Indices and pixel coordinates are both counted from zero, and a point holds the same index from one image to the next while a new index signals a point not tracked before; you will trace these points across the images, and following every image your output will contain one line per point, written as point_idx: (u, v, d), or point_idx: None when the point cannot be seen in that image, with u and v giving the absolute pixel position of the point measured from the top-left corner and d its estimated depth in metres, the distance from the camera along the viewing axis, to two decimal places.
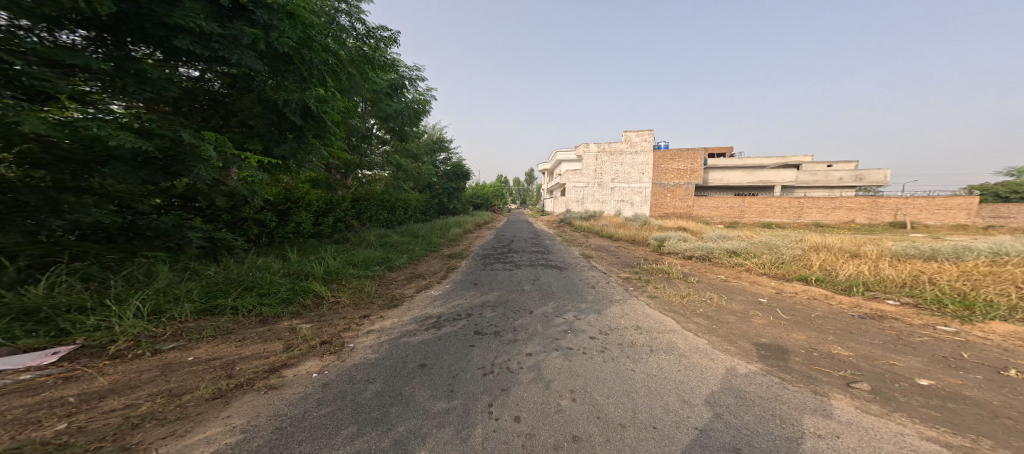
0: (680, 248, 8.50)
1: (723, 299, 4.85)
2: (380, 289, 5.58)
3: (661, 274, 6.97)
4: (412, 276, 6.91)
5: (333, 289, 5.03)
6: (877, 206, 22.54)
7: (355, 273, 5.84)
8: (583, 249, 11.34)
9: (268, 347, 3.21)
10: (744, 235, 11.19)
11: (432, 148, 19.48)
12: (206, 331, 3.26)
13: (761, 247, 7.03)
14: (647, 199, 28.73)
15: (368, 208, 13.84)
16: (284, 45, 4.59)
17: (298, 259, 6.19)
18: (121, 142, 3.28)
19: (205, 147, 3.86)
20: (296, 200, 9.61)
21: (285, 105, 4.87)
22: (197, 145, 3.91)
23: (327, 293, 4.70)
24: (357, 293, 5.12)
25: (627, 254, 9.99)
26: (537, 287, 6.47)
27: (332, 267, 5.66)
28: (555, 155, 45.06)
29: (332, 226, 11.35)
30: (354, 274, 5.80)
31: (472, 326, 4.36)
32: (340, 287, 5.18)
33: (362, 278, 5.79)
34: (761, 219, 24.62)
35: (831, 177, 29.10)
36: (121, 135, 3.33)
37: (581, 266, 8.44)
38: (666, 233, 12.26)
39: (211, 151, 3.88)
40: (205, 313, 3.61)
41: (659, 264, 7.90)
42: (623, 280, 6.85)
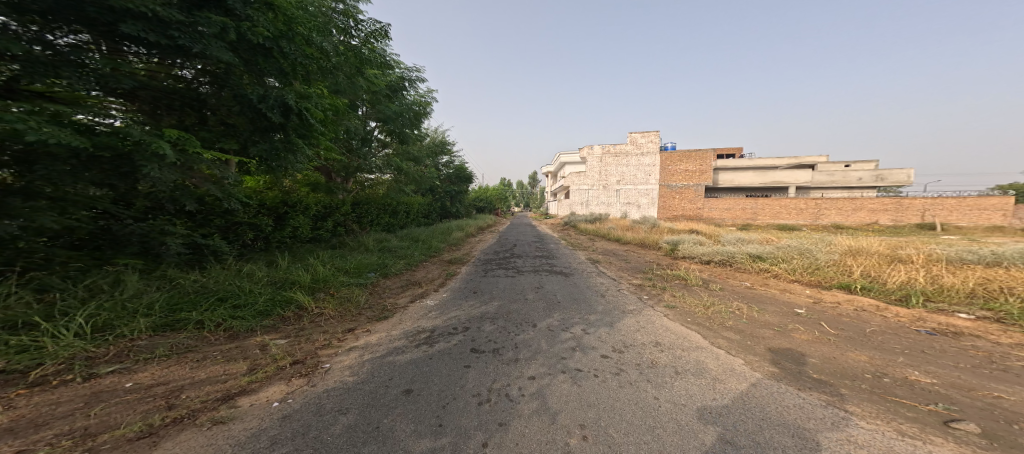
0: (696, 253, 7.89)
1: (753, 310, 4.27)
2: (370, 299, 5.14)
3: (677, 281, 6.39)
4: (408, 284, 6.46)
5: (318, 299, 4.61)
6: (903, 207, 21.46)
7: (344, 281, 5.42)
8: (590, 253, 10.77)
9: (228, 370, 2.75)
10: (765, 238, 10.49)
11: (435, 151, 19.16)
12: (158, 350, 2.84)
13: (788, 251, 6.39)
14: (657, 202, 27.95)
15: (368, 212, 13.50)
16: (258, 36, 4.28)
17: (287, 265, 5.81)
18: (38, 137, 2.84)
19: (158, 144, 3.50)
20: (293, 205, 9.30)
21: (262, 101, 4.53)
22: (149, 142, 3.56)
23: (310, 304, 4.28)
24: (343, 303, 4.68)
25: (637, 258, 9.39)
26: (542, 296, 5.97)
27: (320, 274, 5.25)
28: (559, 158, 44.51)
29: (330, 231, 10.98)
30: (344, 282, 5.38)
31: (469, 343, 3.88)
32: (328, 297, 4.76)
33: (353, 286, 5.37)
34: (776, 221, 23.72)
35: (851, 177, 27.96)
36: (44, 129, 2.93)
37: (589, 271, 7.91)
38: (680, 237, 11.57)
39: (165, 148, 3.51)
40: (162, 330, 3.18)
41: (674, 269, 7.30)
42: (635, 288, 6.28)
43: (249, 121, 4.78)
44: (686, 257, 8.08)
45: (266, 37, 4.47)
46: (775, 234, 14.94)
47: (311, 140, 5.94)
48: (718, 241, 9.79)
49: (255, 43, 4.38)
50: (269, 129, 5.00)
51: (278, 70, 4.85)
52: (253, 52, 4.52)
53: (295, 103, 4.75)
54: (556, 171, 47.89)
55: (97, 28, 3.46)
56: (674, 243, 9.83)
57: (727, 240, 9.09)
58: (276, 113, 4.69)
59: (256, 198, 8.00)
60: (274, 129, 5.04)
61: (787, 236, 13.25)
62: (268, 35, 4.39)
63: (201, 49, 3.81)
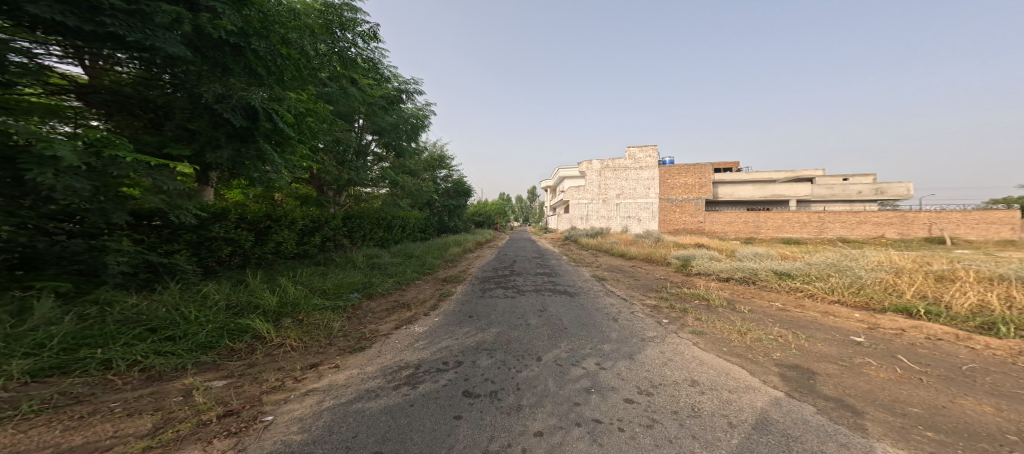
0: (713, 269, 7.23)
1: (803, 338, 3.56)
2: (347, 325, 4.43)
3: (697, 302, 5.68)
4: (395, 305, 5.77)
5: (281, 327, 3.91)
6: (908, 220, 21.04)
7: (319, 304, 4.73)
8: (595, 270, 10.08)
9: (118, 434, 2.05)
10: (781, 253, 9.86)
11: (433, 164, 18.67)
12: (27, 404, 2.14)
13: (820, 267, 5.74)
14: (658, 215, 27.45)
15: (360, 226, 12.85)
16: (219, 30, 3.78)
17: (256, 284, 5.13)
18: None
19: (52, 146, 2.92)
20: (278, 218, 8.64)
21: (219, 101, 3.97)
22: (47, 143, 2.98)
23: (269, 334, 3.65)
24: (311, 331, 3.97)
25: (646, 275, 8.71)
26: (547, 321, 5.27)
27: (289, 297, 4.56)
28: (557, 173, 44.38)
29: (317, 247, 10.26)
30: (319, 305, 4.70)
31: (461, 384, 3.16)
32: (296, 324, 4.06)
33: (328, 310, 4.68)
34: (780, 235, 23.24)
35: (852, 191, 27.71)
36: None
37: (595, 290, 7.23)
38: (690, 252, 10.90)
39: (59, 150, 2.92)
40: (44, 375, 2.44)
41: (692, 288, 6.61)
42: (652, 310, 5.57)
43: (208, 124, 4.22)
44: (703, 273, 7.40)
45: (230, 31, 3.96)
46: (786, 249, 14.30)
47: (287, 147, 5.37)
48: (733, 256, 9.14)
49: (217, 38, 3.89)
50: (233, 133, 4.45)
51: (245, 69, 4.33)
52: (215, 49, 4.02)
53: (260, 104, 4.19)
54: (555, 186, 47.62)
55: (6, 12, 2.92)
56: (687, 259, 9.16)
57: (744, 255, 8.43)
58: (238, 116, 4.13)
59: (235, 211, 7.34)
60: (238, 132, 4.46)
61: (801, 250, 12.60)
62: (232, 29, 3.89)
63: (143, 40, 3.29)
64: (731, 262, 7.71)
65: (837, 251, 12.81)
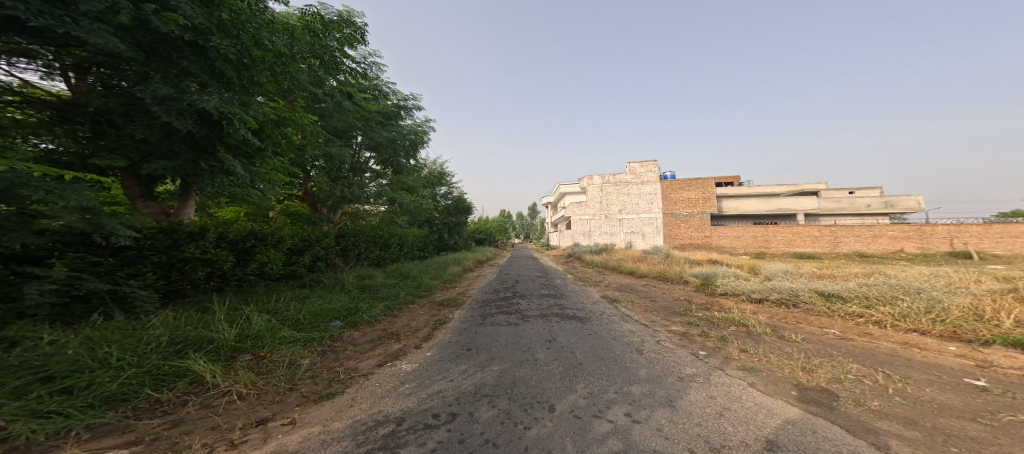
0: (743, 289, 6.43)
1: (900, 382, 2.78)
2: (316, 363, 3.62)
3: (735, 328, 4.86)
4: (383, 336, 4.97)
5: (230, 369, 3.11)
6: (926, 234, 20.25)
7: (290, 335, 3.98)
8: (604, 290, 9.25)
9: None
10: (810, 269, 9.03)
11: (432, 180, 18.14)
12: None
13: (877, 287, 4.93)
14: (663, 230, 26.70)
15: (355, 245, 12.13)
16: (169, 23, 3.25)
17: (225, 310, 4.41)
18: None
19: None
20: (263, 236, 7.95)
21: (157, 102, 3.35)
22: None
23: (212, 378, 2.87)
24: (268, 373, 3.18)
25: (664, 295, 7.90)
26: (557, 355, 4.44)
27: (249, 328, 3.77)
28: (558, 189, 43.96)
29: (307, 267, 9.50)
30: (286, 338, 3.92)
31: (456, 449, 2.35)
32: (249, 365, 3.26)
33: (298, 344, 3.92)
34: (791, 249, 22.44)
35: (862, 204, 27.02)
36: None
37: (610, 314, 6.43)
38: (708, 268, 10.07)
39: None
40: None
41: (723, 310, 5.77)
42: (682, 338, 4.74)
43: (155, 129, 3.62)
44: (732, 293, 6.56)
45: (185, 26, 3.43)
46: (807, 265, 13.44)
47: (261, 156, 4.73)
48: (759, 273, 8.30)
49: (167, 34, 3.36)
50: (187, 139, 3.85)
51: (204, 69, 3.78)
52: (167, 46, 3.49)
53: (214, 107, 3.56)
54: (556, 202, 47.23)
55: None
56: (709, 276, 8.31)
57: (774, 271, 7.60)
58: (188, 121, 3.54)
59: (213, 228, 6.64)
60: (193, 139, 3.86)
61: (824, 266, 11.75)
62: (187, 24, 3.37)
63: (59, 29, 2.74)
64: (762, 280, 6.87)
65: (865, 268, 11.92)
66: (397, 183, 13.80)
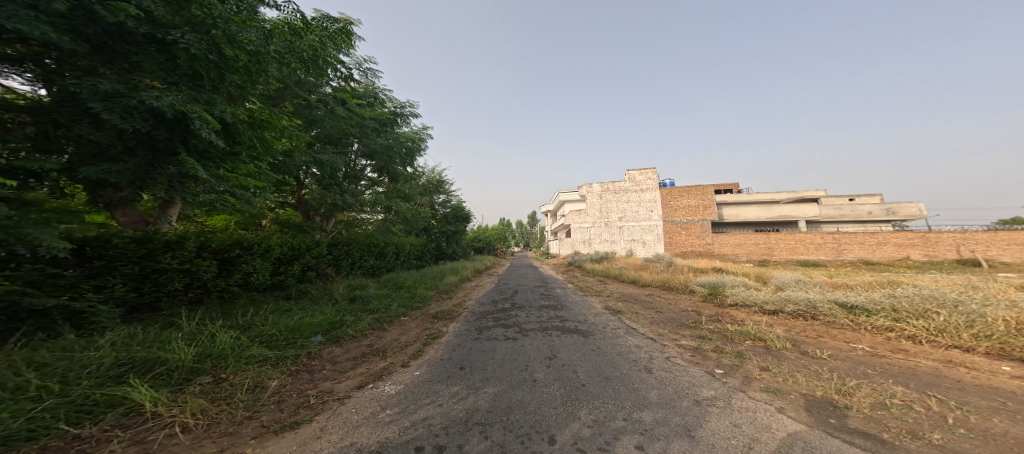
0: (754, 299, 6.06)
1: (958, 408, 2.45)
2: (285, 385, 3.21)
3: (751, 343, 4.48)
4: (367, 353, 4.57)
5: (177, 397, 2.69)
6: (931, 241, 19.96)
7: (260, 354, 3.59)
8: (606, 300, 8.84)
9: None
10: (820, 278, 8.66)
11: (430, 188, 17.81)
12: None
13: (903, 298, 4.57)
14: (664, 238, 26.35)
15: (349, 254, 11.73)
16: (120, 14, 3.06)
17: (195, 323, 4.01)
18: None
19: None
20: (249, 245, 7.56)
21: (94, 95, 3.09)
22: None
23: (152, 407, 2.47)
24: (224, 400, 2.76)
25: (669, 305, 7.50)
26: (558, 376, 4.03)
27: (209, 347, 3.37)
28: (558, 197, 43.59)
29: (296, 277, 9.10)
30: (253, 358, 3.50)
31: None
32: (202, 390, 2.85)
33: (267, 363, 3.52)
34: (794, 257, 22.10)
35: (863, 212, 26.78)
36: None
37: (614, 327, 6.03)
38: (714, 277, 9.69)
39: None
40: None
41: (736, 323, 5.38)
42: (694, 353, 4.37)
43: (106, 128, 3.35)
44: (743, 303, 6.16)
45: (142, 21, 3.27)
46: (816, 273, 13.02)
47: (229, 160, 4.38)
48: (769, 281, 7.93)
49: (121, 25, 3.18)
50: (142, 139, 3.54)
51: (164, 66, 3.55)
52: (114, 40, 3.28)
53: (167, 106, 3.27)
54: (556, 210, 46.89)
55: None
56: (717, 285, 7.92)
57: (786, 279, 7.23)
58: (137, 120, 3.27)
59: (194, 237, 6.27)
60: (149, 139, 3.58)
61: (833, 275, 11.37)
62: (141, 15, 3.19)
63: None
64: (775, 290, 6.48)
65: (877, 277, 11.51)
66: (394, 191, 13.41)
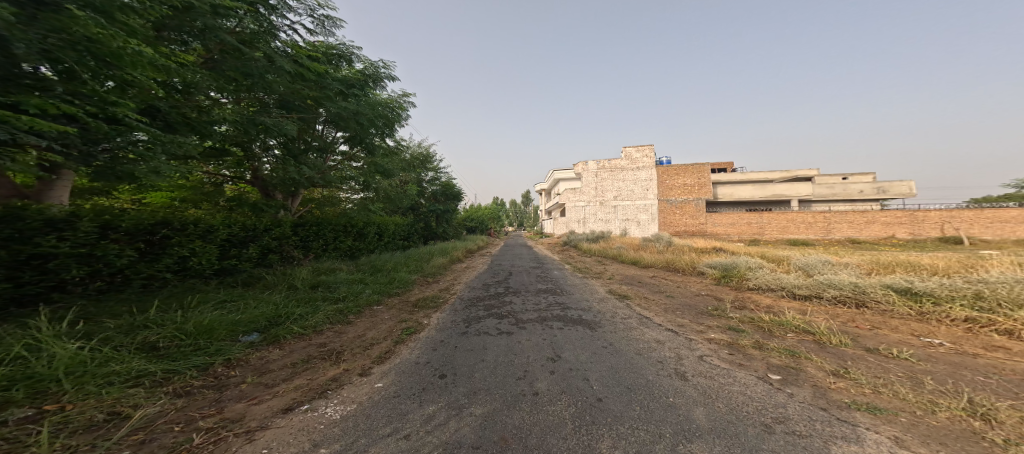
0: (788, 282, 5.26)
1: None
2: (161, 421, 2.15)
3: (796, 337, 3.69)
4: (317, 359, 3.55)
5: None
6: (918, 219, 20.11)
7: (134, 371, 2.51)
8: (611, 284, 7.98)
9: None
10: (850, 259, 7.90)
11: (417, 162, 16.25)
12: None
13: (986, 285, 3.77)
14: (656, 217, 25.86)
15: (331, 235, 10.48)
16: None
17: (61, 325, 2.92)
18: None
19: None
20: (183, 225, 6.27)
21: None
22: None
23: None
24: None
25: (686, 290, 6.70)
26: (564, 386, 3.15)
27: (31, 370, 2.23)
28: (552, 176, 42.17)
29: (257, 261, 7.86)
30: (111, 381, 2.38)
31: None
32: None
33: (146, 384, 2.46)
34: (784, 236, 22.35)
35: (853, 191, 26.73)
36: None
37: (624, 317, 5.17)
38: (730, 258, 8.90)
39: None
40: None
41: (771, 311, 4.57)
42: (732, 351, 3.57)
43: None
44: (774, 286, 5.35)
45: None
46: (827, 252, 12.40)
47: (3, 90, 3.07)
48: (794, 261, 7.13)
49: None
50: None
51: None
52: None
53: None
54: (549, 188, 45.73)
55: None
56: (737, 267, 7.08)
57: (817, 259, 6.42)
58: None
59: (93, 216, 4.99)
60: None
61: (852, 254, 10.67)
62: None
63: None
64: (810, 271, 5.67)
65: (893, 255, 10.95)
66: (375, 167, 11.62)
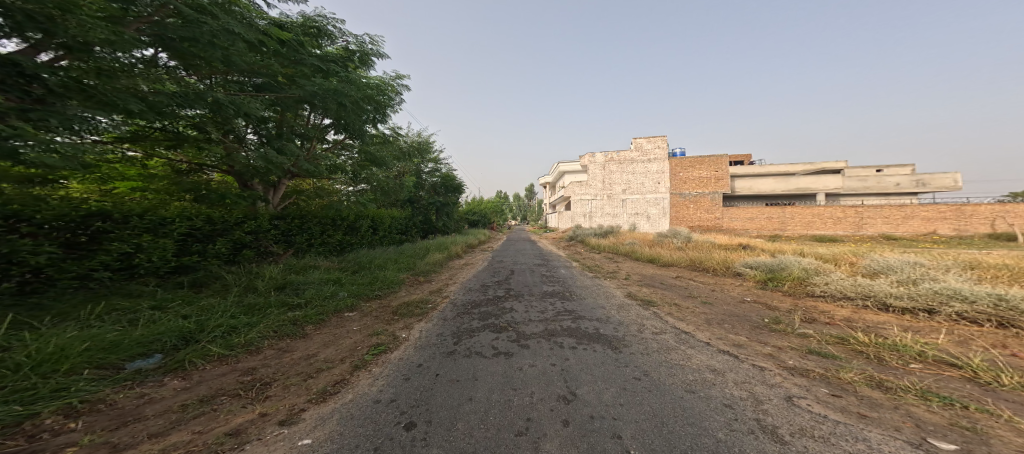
0: (879, 288, 4.04)
1: None
2: None
3: (928, 369, 2.48)
4: (228, 401, 2.48)
5: None
6: (966, 214, 18.44)
7: None
8: (631, 286, 6.79)
9: None
10: (934, 257, 6.50)
11: (414, 152, 15.13)
12: None
13: None
14: (669, 212, 24.43)
15: (318, 230, 9.51)
16: None
17: None
18: None
19: None
20: (124, 217, 5.26)
21: None
22: None
23: None
24: None
25: (728, 296, 5.48)
26: (584, 451, 2.08)
27: None
28: (558, 168, 40.48)
29: (227, 258, 6.76)
30: None
31: None
32: None
33: None
34: (808, 231, 20.91)
35: (888, 184, 24.77)
36: None
37: (657, 334, 4.00)
38: (777, 256, 7.54)
39: None
40: None
41: (866, 328, 3.31)
42: (836, 391, 2.38)
43: None
44: (856, 295, 4.11)
45: None
46: (873, 249, 10.97)
47: None
48: (859, 264, 5.80)
49: None
50: None
51: None
52: None
53: None
54: (555, 181, 44.31)
55: None
56: (788, 269, 5.80)
57: (897, 260, 5.07)
58: None
59: None
60: None
61: (918, 252, 9.17)
62: None
63: None
64: (899, 277, 4.37)
65: (957, 253, 9.49)
66: (364, 155, 10.53)
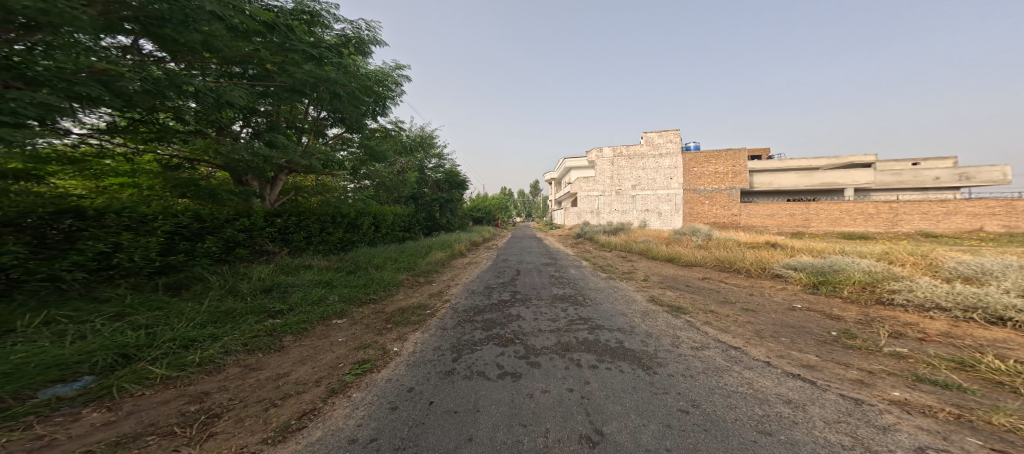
0: (985, 297, 3.43)
1: None
2: None
3: None
4: (157, 442, 1.90)
5: None
6: (1018, 210, 17.11)
7: None
8: (652, 288, 6.10)
9: None
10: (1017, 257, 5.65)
11: (417, 146, 14.59)
12: None
13: None
14: (682, 208, 23.35)
15: (318, 227, 9.03)
16: None
17: None
18: None
19: None
20: (99, 214, 4.53)
21: None
22: None
23: None
24: None
25: (769, 302, 4.75)
26: None
27: None
28: (564, 164, 39.71)
29: (218, 257, 6.10)
30: None
31: None
32: None
33: None
34: (836, 228, 19.67)
35: (925, 178, 23.21)
36: None
37: (695, 350, 3.30)
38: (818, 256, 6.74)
39: None
40: None
41: (989, 348, 2.67)
42: (995, 446, 1.73)
43: None
44: (955, 305, 3.52)
45: None
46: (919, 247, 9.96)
47: None
48: (942, 264, 5.11)
49: None
50: None
51: None
52: None
53: None
54: (561, 178, 43.44)
55: None
56: (845, 271, 4.99)
57: (991, 261, 4.50)
58: None
59: None
60: None
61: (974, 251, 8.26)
62: None
63: None
64: (1010, 285, 3.69)
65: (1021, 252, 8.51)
66: (364, 149, 10.01)
